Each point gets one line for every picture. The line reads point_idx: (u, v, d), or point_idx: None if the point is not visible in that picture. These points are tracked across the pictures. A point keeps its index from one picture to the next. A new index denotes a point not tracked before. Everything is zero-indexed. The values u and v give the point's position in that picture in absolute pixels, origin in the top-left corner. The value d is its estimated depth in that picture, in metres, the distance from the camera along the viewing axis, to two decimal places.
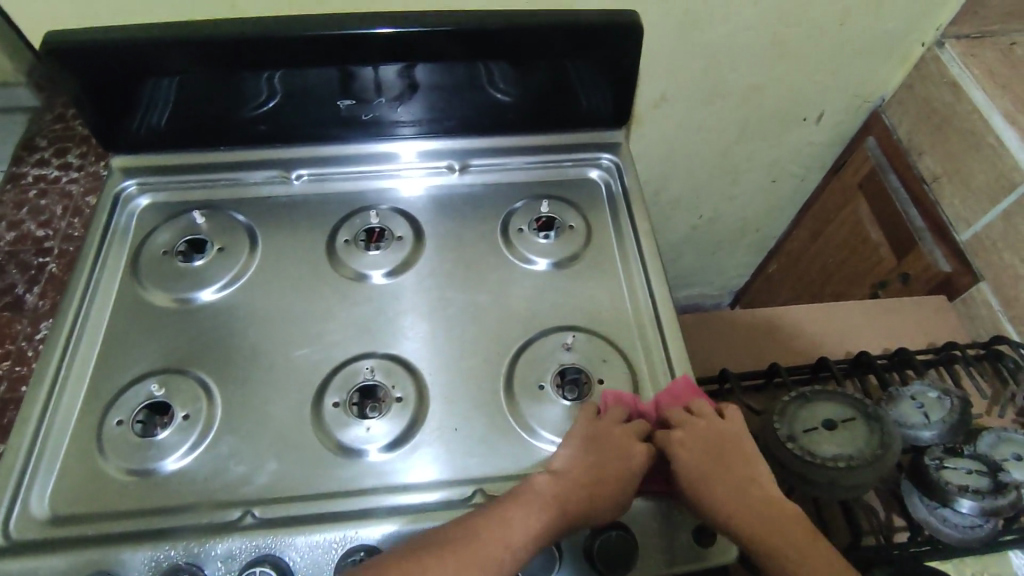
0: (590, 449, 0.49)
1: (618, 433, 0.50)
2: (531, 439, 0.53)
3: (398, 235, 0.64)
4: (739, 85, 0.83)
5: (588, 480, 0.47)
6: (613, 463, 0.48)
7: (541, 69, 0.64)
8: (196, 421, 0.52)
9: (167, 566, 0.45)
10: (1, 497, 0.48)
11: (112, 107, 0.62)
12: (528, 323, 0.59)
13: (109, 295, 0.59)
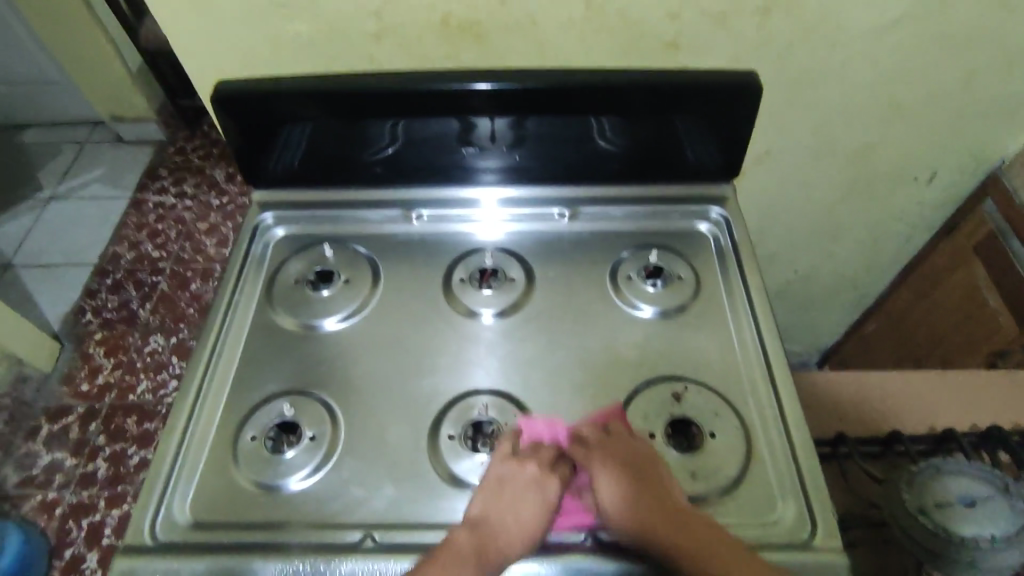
0: (503, 493, 0.49)
1: (530, 474, 0.50)
2: None
3: (510, 276, 0.67)
4: (848, 143, 0.82)
5: (511, 524, 0.48)
6: (526, 504, 0.49)
7: (649, 123, 0.66)
8: (321, 443, 0.55)
9: None
10: (150, 500, 0.52)
11: (257, 149, 0.68)
12: (636, 371, 0.60)
13: (246, 317, 0.64)
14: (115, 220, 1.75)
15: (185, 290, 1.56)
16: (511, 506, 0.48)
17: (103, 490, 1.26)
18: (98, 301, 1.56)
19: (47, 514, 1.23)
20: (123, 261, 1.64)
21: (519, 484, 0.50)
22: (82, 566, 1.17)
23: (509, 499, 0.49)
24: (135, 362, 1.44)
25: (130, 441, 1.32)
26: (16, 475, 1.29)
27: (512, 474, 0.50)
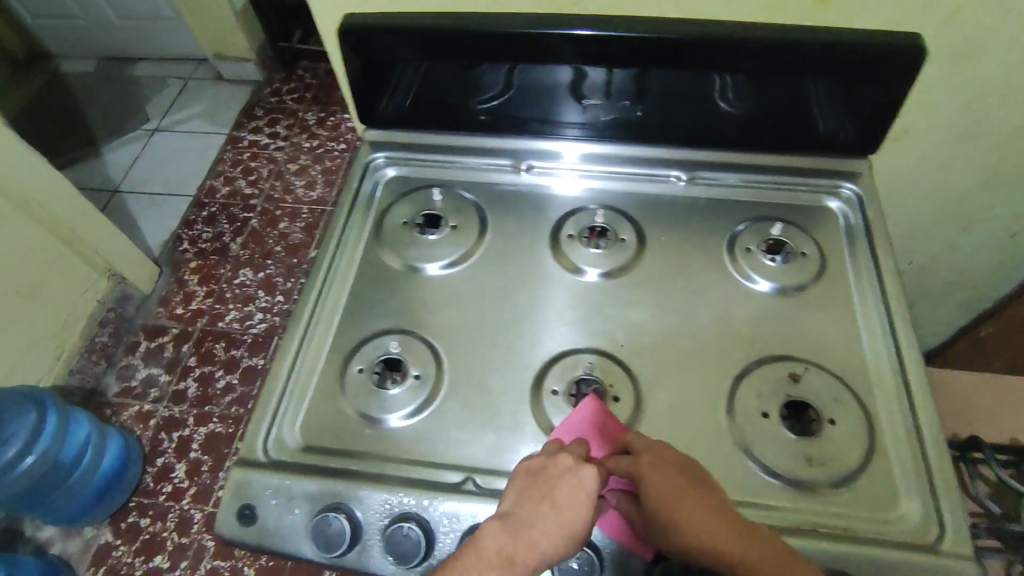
0: (530, 494, 0.45)
1: (565, 467, 0.46)
2: (751, 461, 0.50)
3: (621, 236, 0.64)
4: (1002, 126, 0.74)
5: (546, 532, 0.44)
6: (565, 498, 0.45)
7: (779, 85, 0.61)
8: (426, 383, 0.56)
9: (398, 512, 0.49)
10: (263, 419, 0.54)
11: (371, 88, 0.68)
12: (750, 347, 0.57)
13: (356, 254, 0.65)
14: (213, 154, 1.80)
15: (274, 228, 1.61)
16: (549, 505, 0.45)
17: (192, 408, 1.34)
18: (194, 231, 1.63)
19: (143, 424, 1.33)
20: (218, 195, 1.70)
21: (567, 483, 0.45)
22: (172, 475, 1.26)
23: (557, 503, 0.44)
24: (225, 293, 1.51)
25: (219, 365, 1.39)
26: (116, 384, 1.38)
27: (552, 467, 0.46)
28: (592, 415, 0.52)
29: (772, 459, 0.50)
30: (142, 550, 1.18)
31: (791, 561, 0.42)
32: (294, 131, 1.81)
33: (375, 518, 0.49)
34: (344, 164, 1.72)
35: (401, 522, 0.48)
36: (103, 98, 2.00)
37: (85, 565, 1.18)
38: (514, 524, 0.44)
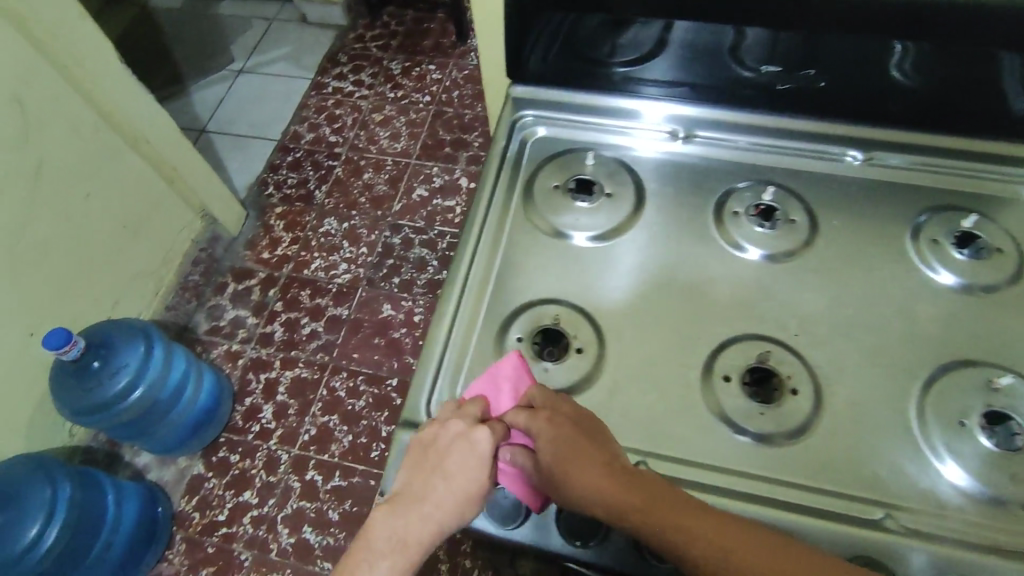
0: (420, 467, 0.48)
1: (455, 434, 0.48)
2: (941, 468, 0.47)
3: (792, 218, 0.60)
4: None
5: (433, 505, 0.47)
6: (458, 467, 0.47)
7: (965, 59, 0.52)
8: (587, 357, 0.54)
9: None
10: (425, 381, 0.53)
11: (518, 45, 0.64)
12: (939, 349, 0.52)
13: (506, 216, 0.63)
14: (298, 99, 1.78)
15: (359, 178, 1.60)
16: (438, 474, 0.47)
17: (279, 351, 1.37)
18: (279, 176, 1.63)
19: (232, 363, 1.36)
20: (303, 141, 1.69)
21: (455, 451, 0.47)
22: (259, 415, 1.30)
23: (445, 472, 0.47)
24: (311, 240, 1.52)
25: (304, 312, 1.41)
26: (206, 323, 1.42)
27: (440, 437, 0.48)
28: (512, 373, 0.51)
29: (972, 470, 0.47)
30: (232, 484, 1.23)
31: (687, 506, 0.42)
32: (380, 80, 1.78)
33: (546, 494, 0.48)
34: (428, 117, 1.69)
35: None
36: (190, 34, 1.99)
37: (179, 494, 1.23)
38: (408, 499, 0.47)
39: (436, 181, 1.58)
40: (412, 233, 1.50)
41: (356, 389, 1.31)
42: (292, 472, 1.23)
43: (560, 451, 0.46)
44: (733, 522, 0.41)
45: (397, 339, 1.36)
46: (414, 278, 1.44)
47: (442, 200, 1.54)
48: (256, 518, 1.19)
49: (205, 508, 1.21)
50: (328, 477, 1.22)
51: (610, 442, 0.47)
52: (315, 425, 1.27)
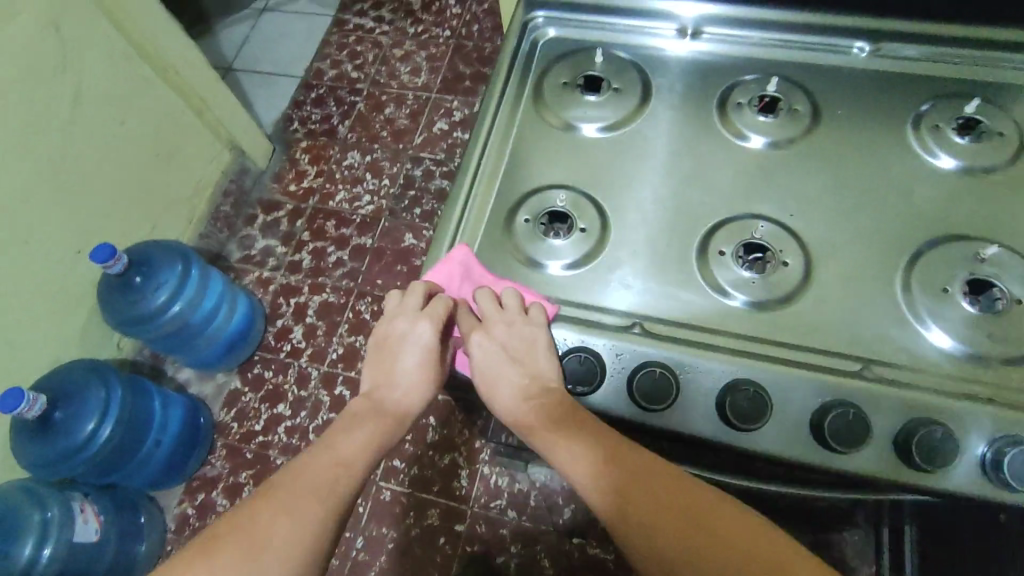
0: (387, 346, 0.57)
1: (403, 332, 0.56)
2: (921, 328, 0.51)
3: (797, 107, 0.62)
4: None
5: (399, 375, 0.56)
6: (410, 358, 0.56)
7: None
8: (591, 236, 0.57)
9: (576, 345, 0.53)
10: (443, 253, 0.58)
11: None
12: (931, 226, 0.55)
13: (517, 111, 0.66)
14: (320, 37, 1.80)
15: (380, 112, 1.63)
16: (395, 362, 0.56)
17: (307, 277, 1.43)
18: (304, 112, 1.67)
19: (264, 288, 1.43)
20: (326, 77, 1.72)
21: (405, 345, 0.56)
22: (290, 336, 1.37)
23: (400, 362, 0.56)
24: (335, 173, 1.56)
25: (331, 241, 1.47)
26: (238, 251, 1.48)
27: (391, 333, 0.57)
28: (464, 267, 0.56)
29: (956, 333, 0.50)
30: (267, 397, 1.31)
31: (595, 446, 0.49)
32: (401, 15, 1.79)
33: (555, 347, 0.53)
34: (448, 51, 1.70)
35: (579, 350, 0.52)
36: None
37: (218, 406, 1.31)
38: (383, 372, 0.57)
39: (456, 114, 1.60)
40: (432, 166, 1.53)
41: (381, 312, 1.37)
42: (322, 387, 1.31)
43: (482, 374, 0.54)
44: (615, 451, 0.48)
45: (419, 266, 1.41)
46: (435, 208, 1.48)
47: (462, 133, 1.57)
48: (290, 427, 1.27)
49: (242, 419, 1.29)
50: (356, 392, 1.30)
51: (530, 362, 0.53)
52: (343, 345, 1.35)
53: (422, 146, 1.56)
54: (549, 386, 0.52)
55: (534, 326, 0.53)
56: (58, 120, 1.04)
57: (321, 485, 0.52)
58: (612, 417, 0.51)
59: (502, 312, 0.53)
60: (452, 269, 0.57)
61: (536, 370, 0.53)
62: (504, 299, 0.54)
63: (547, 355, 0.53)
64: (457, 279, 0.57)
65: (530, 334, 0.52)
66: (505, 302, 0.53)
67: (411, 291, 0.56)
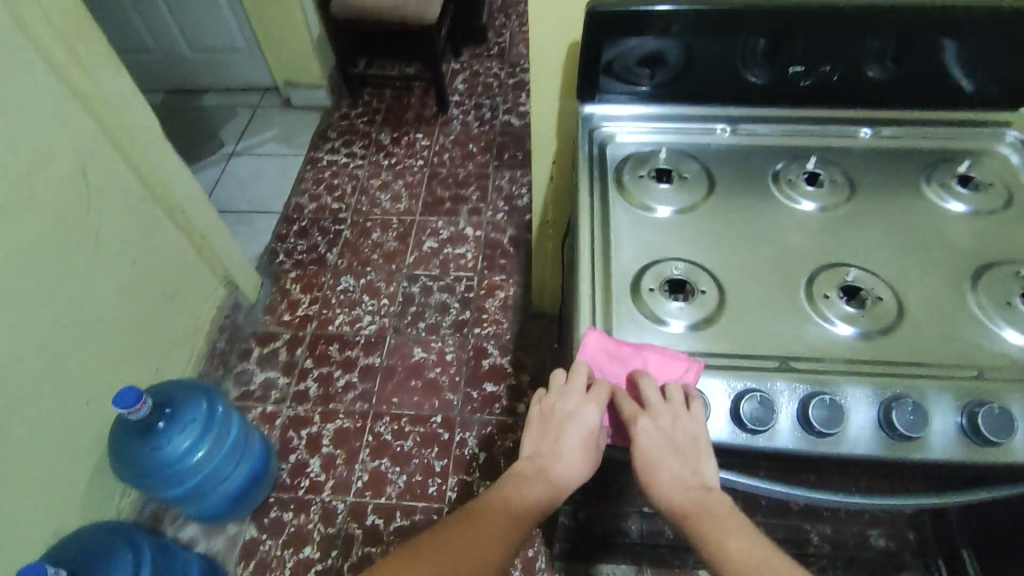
0: (552, 420, 0.59)
1: (569, 412, 0.59)
2: (1002, 333, 0.61)
3: (834, 179, 0.75)
4: None
5: (563, 454, 0.58)
6: (573, 437, 0.58)
7: (918, 52, 0.73)
8: (710, 296, 0.65)
9: (742, 389, 0.57)
10: (585, 321, 0.63)
11: (588, 76, 0.79)
12: (974, 258, 0.67)
13: (605, 200, 0.74)
14: (294, 175, 1.87)
15: (367, 238, 1.68)
16: (559, 438, 0.58)
17: (317, 405, 1.38)
18: (289, 244, 1.69)
19: (270, 423, 1.36)
20: (306, 211, 1.77)
21: (573, 424, 0.58)
22: (307, 470, 1.29)
23: (563, 441, 0.58)
24: (330, 298, 1.57)
25: (336, 365, 1.44)
26: (236, 389, 1.41)
27: (556, 411, 0.59)
28: (602, 348, 0.60)
29: None
30: (290, 541, 1.21)
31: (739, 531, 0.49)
32: (375, 149, 1.92)
33: (724, 395, 0.57)
34: (424, 178, 1.82)
35: (750, 391, 0.56)
36: (173, 126, 2.05)
37: (234, 560, 1.19)
38: (546, 442, 0.59)
39: (442, 233, 1.68)
40: (428, 281, 1.58)
41: (401, 431, 1.34)
42: (352, 520, 1.23)
43: (644, 460, 0.54)
44: (770, 553, 0.47)
45: (433, 378, 1.41)
46: (439, 321, 1.50)
47: (452, 249, 1.65)
48: (322, 571, 1.17)
49: (265, 571, 1.17)
50: (389, 519, 1.23)
51: (693, 458, 0.54)
52: (367, 471, 1.28)
53: (415, 264, 1.62)
54: (709, 486, 0.53)
55: (698, 422, 0.55)
56: (76, 267, 1.01)
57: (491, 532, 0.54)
58: (787, 454, 0.55)
59: (668, 406, 0.55)
60: (610, 351, 0.60)
61: (698, 467, 0.54)
62: (668, 391, 0.56)
63: (707, 456, 0.54)
64: (611, 362, 0.60)
65: (694, 430, 0.55)
66: (672, 396, 0.56)
67: (577, 372, 0.59)
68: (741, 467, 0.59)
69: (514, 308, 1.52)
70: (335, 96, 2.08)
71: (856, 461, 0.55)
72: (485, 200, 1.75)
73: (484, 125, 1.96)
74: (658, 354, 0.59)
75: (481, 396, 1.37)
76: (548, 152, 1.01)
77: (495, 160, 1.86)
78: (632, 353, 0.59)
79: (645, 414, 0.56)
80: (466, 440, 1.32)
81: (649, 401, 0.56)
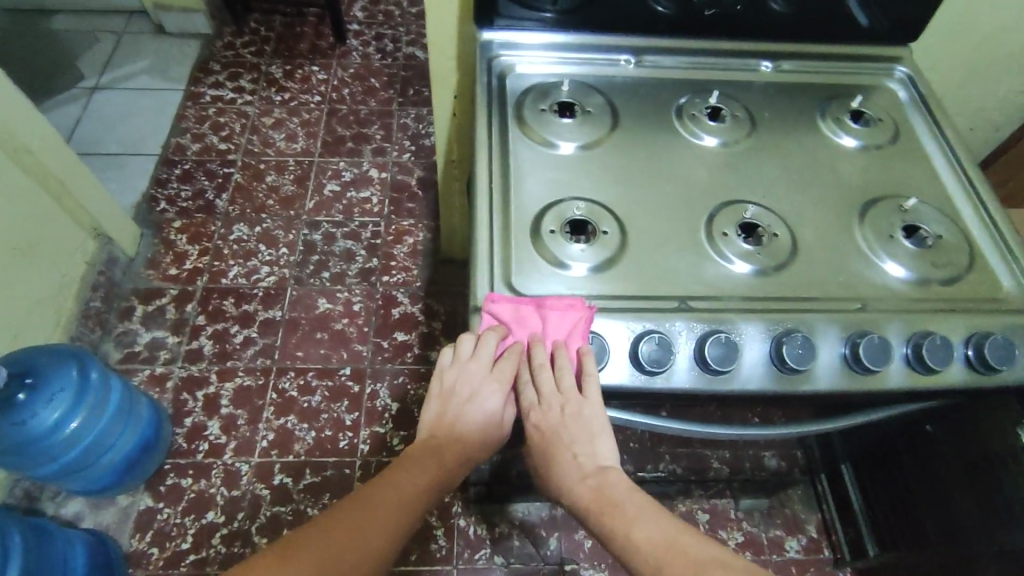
0: (449, 404, 0.57)
1: (468, 395, 0.56)
2: (883, 264, 0.63)
3: (735, 114, 0.74)
4: (998, 23, 0.86)
5: (460, 435, 0.56)
6: (472, 420, 0.56)
7: None
8: (613, 237, 0.62)
9: (642, 331, 0.56)
10: (483, 267, 0.59)
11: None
12: (862, 193, 0.69)
13: (505, 138, 0.69)
14: (172, 111, 1.67)
15: (261, 181, 1.55)
16: (457, 420, 0.56)
17: (213, 365, 1.29)
18: (170, 190, 1.52)
19: (160, 386, 1.25)
20: (189, 152, 1.59)
21: (472, 407, 0.56)
22: (205, 433, 1.21)
23: (461, 424, 0.56)
24: (222, 249, 1.44)
25: (233, 321, 1.34)
26: (117, 351, 1.28)
27: (456, 392, 0.56)
28: (503, 309, 0.57)
29: (906, 264, 0.63)
30: (190, 508, 1.14)
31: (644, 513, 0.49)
32: (265, 83, 1.74)
33: (624, 338, 0.56)
34: (322, 116, 1.68)
35: (649, 333, 0.55)
36: (20, 54, 1.76)
37: (127, 533, 1.11)
38: (443, 423, 0.56)
39: (345, 175, 1.57)
40: (331, 228, 1.48)
41: (308, 386, 1.27)
42: (258, 481, 1.17)
43: (542, 446, 0.54)
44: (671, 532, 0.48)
45: (341, 330, 1.34)
46: (344, 270, 1.42)
47: (356, 192, 1.55)
48: (228, 535, 1.12)
49: (163, 541, 1.11)
50: (298, 477, 1.18)
51: (588, 441, 0.53)
52: (272, 430, 1.22)
53: (316, 210, 1.51)
54: (604, 464, 0.53)
55: (595, 409, 0.53)
56: None
57: (375, 526, 0.52)
58: (685, 393, 0.55)
59: (559, 397, 0.54)
60: (518, 313, 0.57)
61: (593, 446, 0.53)
62: (560, 378, 0.54)
63: (605, 431, 0.54)
64: (516, 321, 0.57)
65: (589, 416, 0.53)
66: (564, 382, 0.54)
67: (484, 344, 0.56)
68: (640, 408, 0.60)
69: (424, 253, 1.46)
70: (216, 22, 1.86)
71: (750, 396, 0.56)
72: (390, 140, 1.65)
73: (386, 58, 1.82)
74: (560, 307, 0.56)
75: (392, 346, 1.33)
76: (447, 84, 0.94)
77: (400, 96, 1.74)
78: (532, 311, 0.56)
79: (538, 404, 0.55)
80: (377, 391, 1.27)
81: (541, 387, 0.54)
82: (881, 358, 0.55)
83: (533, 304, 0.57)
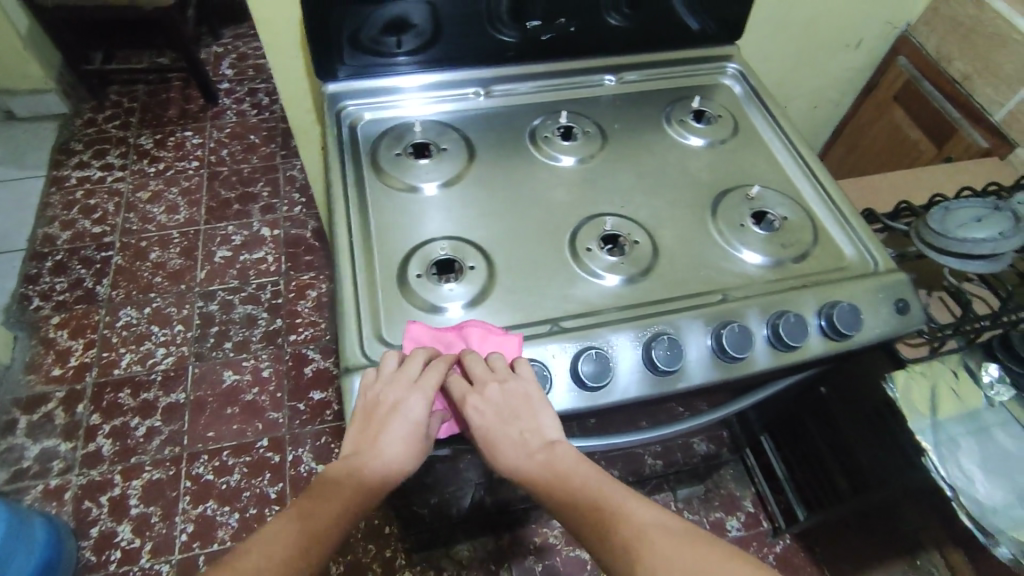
0: (376, 415, 0.51)
1: (393, 402, 0.51)
2: (737, 252, 0.66)
3: (587, 130, 0.76)
4: (809, 13, 0.93)
5: (386, 447, 0.50)
6: (397, 428, 0.51)
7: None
8: (480, 270, 0.63)
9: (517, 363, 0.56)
10: (352, 323, 0.58)
11: (320, 53, 0.72)
12: (711, 189, 0.72)
13: (362, 188, 0.69)
14: (34, 201, 1.56)
15: (145, 260, 1.47)
16: (382, 432, 0.50)
17: (115, 465, 1.19)
18: (43, 285, 1.41)
19: (57, 500, 1.15)
20: (60, 241, 1.49)
21: (397, 415, 0.51)
22: (116, 540, 1.12)
23: (384, 438, 0.50)
24: (110, 338, 1.35)
25: (132, 412, 1.25)
26: (3, 471, 1.17)
27: (380, 402, 0.51)
28: (424, 335, 0.56)
29: (758, 249, 0.66)
30: None
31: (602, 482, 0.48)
32: (135, 156, 1.66)
33: None
34: (202, 182, 1.62)
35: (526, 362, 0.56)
36: None
37: None
38: (364, 445, 0.51)
39: (235, 239, 1.51)
40: (227, 296, 1.42)
41: (224, 466, 1.20)
42: None
43: (484, 436, 0.51)
44: (633, 498, 0.47)
45: (252, 401, 1.28)
46: (247, 337, 1.36)
47: (248, 254, 1.49)
48: None
49: None
50: None
51: (530, 417, 0.52)
52: (191, 520, 1.14)
53: (208, 279, 1.44)
54: (551, 440, 0.51)
55: (530, 383, 0.53)
56: None
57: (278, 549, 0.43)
58: (568, 414, 0.56)
59: (494, 371, 0.53)
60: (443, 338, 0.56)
61: (537, 423, 0.52)
62: (492, 361, 0.54)
63: (544, 406, 0.53)
64: (448, 343, 0.56)
65: (525, 390, 0.53)
66: (495, 363, 0.53)
67: (412, 359, 0.53)
68: None
69: (329, 305, 1.42)
70: (72, 100, 1.76)
71: (631, 404, 0.57)
72: (278, 195, 1.60)
73: (262, 112, 1.78)
74: (479, 336, 0.56)
75: (309, 407, 1.28)
76: (311, 138, 0.92)
77: (282, 150, 1.70)
78: (455, 335, 0.56)
79: (471, 388, 0.52)
80: (300, 457, 1.22)
81: (472, 370, 0.53)
82: (734, 345, 0.58)
83: (455, 331, 0.57)
